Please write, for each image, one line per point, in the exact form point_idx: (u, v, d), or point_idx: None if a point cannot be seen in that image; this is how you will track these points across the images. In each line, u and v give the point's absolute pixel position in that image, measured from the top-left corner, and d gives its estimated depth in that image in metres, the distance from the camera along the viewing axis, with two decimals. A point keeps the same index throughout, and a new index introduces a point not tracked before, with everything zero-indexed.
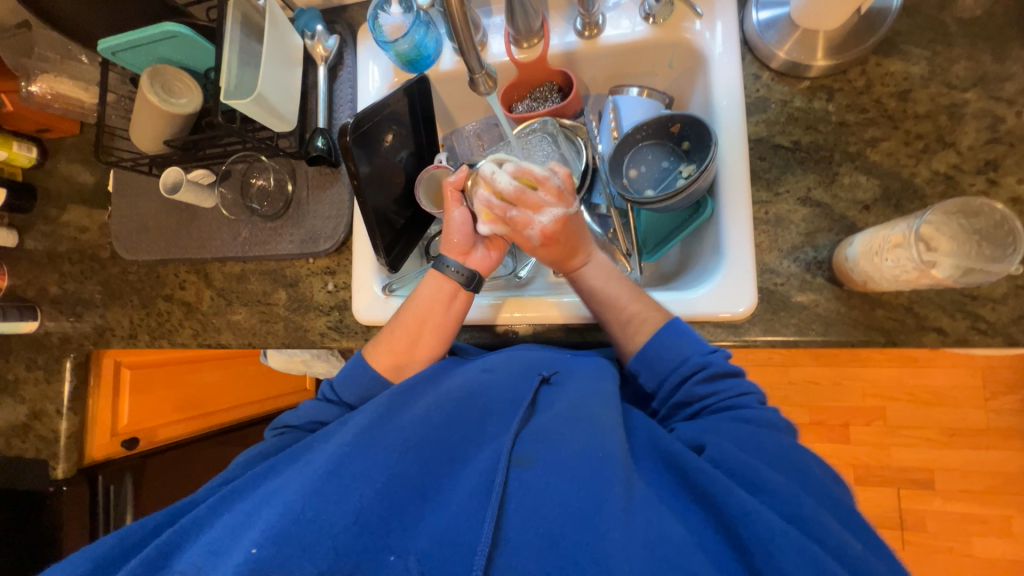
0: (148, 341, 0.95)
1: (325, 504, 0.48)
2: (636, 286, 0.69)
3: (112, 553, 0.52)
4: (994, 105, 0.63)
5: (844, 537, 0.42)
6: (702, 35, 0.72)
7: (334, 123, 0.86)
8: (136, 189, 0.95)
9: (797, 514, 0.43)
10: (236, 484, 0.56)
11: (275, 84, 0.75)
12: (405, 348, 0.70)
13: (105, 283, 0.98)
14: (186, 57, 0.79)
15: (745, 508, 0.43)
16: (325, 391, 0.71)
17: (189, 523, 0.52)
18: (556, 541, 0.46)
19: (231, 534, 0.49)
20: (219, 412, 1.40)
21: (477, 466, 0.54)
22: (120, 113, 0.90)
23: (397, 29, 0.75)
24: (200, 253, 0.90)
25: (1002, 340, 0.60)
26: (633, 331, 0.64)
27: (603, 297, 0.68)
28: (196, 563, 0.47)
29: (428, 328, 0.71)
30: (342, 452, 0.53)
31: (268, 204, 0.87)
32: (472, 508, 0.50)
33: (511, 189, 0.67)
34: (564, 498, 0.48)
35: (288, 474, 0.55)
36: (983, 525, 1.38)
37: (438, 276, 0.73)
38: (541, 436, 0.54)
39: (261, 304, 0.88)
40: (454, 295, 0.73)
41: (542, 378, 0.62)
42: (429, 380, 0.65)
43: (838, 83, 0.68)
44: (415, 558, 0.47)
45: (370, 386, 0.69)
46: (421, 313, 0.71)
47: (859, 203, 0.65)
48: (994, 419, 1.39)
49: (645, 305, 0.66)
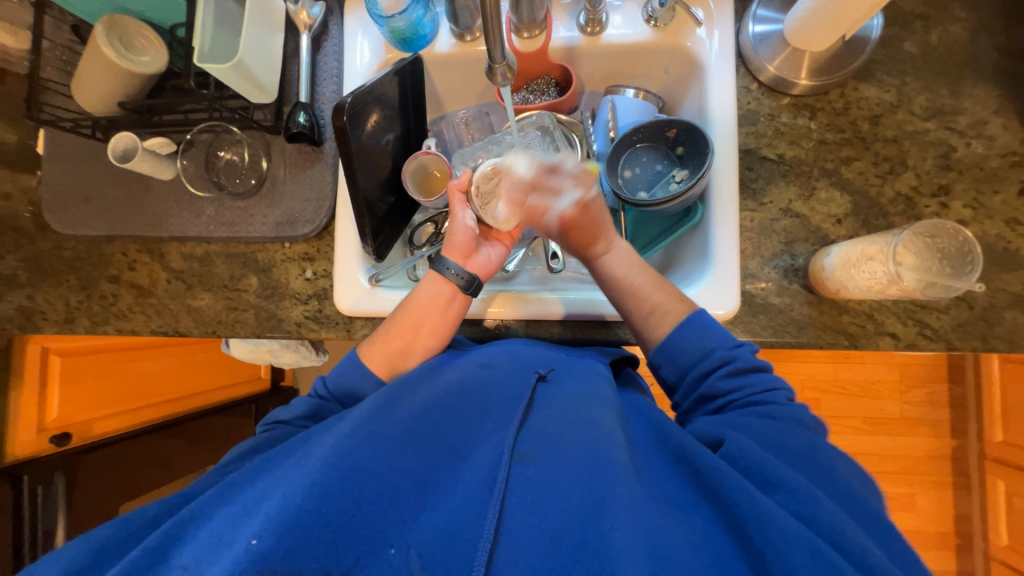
0: (87, 327, 0.85)
1: (324, 496, 0.47)
2: (659, 276, 0.70)
3: (97, 553, 0.48)
4: (948, 135, 0.70)
5: (865, 545, 0.43)
6: (701, 43, 0.74)
7: (316, 98, 0.79)
8: (74, 154, 0.83)
9: (813, 515, 0.45)
10: (232, 477, 0.52)
11: (256, 50, 0.68)
12: (402, 350, 0.69)
13: (33, 259, 0.86)
14: (148, 8, 0.70)
15: (760, 509, 0.45)
16: (318, 389, 0.69)
17: (178, 522, 0.48)
18: (558, 537, 0.47)
19: (230, 527, 0.46)
20: (167, 403, 1.28)
21: (477, 462, 0.54)
22: (57, 65, 0.78)
23: (394, 5, 0.72)
24: (154, 231, 0.81)
25: (943, 345, 0.67)
26: (655, 322, 0.66)
27: (626, 288, 0.69)
28: (194, 561, 0.44)
29: (425, 330, 0.70)
30: (340, 444, 0.51)
31: (239, 181, 0.80)
32: (472, 503, 0.49)
33: (532, 174, 0.76)
34: (567, 494, 0.49)
35: (284, 467, 0.52)
36: (893, 502, 1.57)
37: (435, 276, 0.71)
38: (541, 433, 0.55)
39: (228, 290, 0.81)
40: (453, 297, 0.71)
41: (539, 376, 0.63)
42: (425, 375, 0.64)
43: (819, 102, 0.73)
44: (416, 551, 0.46)
45: (363, 385, 0.67)
46: (420, 314, 0.69)
47: (833, 217, 0.70)
48: (907, 410, 1.57)
49: (668, 296, 0.67)
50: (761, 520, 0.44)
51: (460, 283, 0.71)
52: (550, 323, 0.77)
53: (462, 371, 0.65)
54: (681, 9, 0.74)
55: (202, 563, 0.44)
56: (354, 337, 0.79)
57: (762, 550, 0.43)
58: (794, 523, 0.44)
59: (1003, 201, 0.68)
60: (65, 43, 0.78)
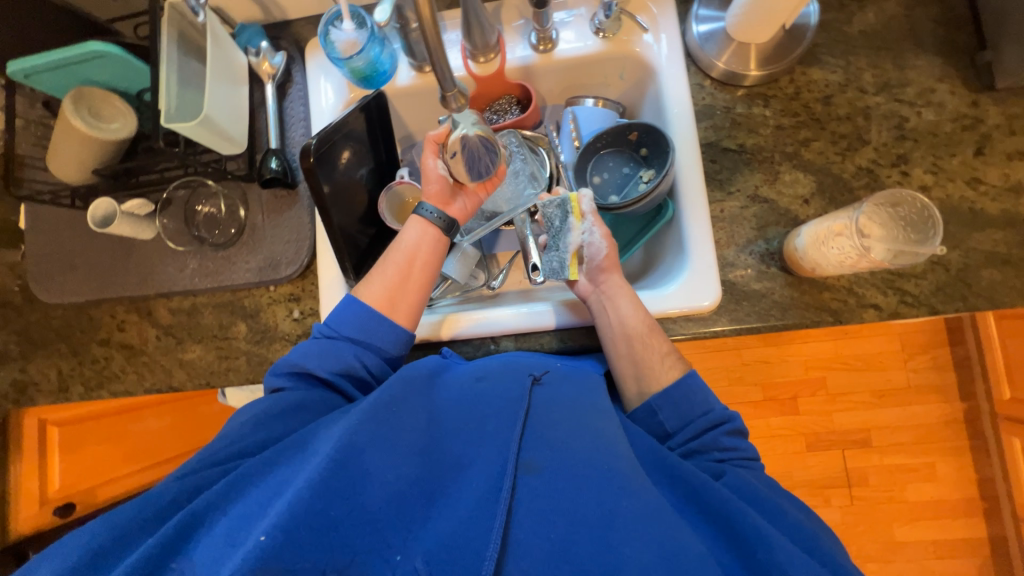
0: (82, 393, 0.84)
1: (334, 498, 0.45)
2: (653, 323, 0.69)
3: (106, 545, 0.45)
4: (899, 107, 0.72)
5: (837, 555, 0.52)
6: (650, 48, 0.77)
7: (286, 143, 0.82)
8: (56, 224, 0.85)
9: (805, 538, 0.53)
10: (237, 475, 0.49)
11: (221, 105, 0.70)
12: (400, 287, 0.69)
13: (23, 332, 0.87)
14: (114, 78, 0.72)
15: (762, 531, 0.49)
16: (323, 329, 0.66)
17: (189, 516, 0.45)
18: (567, 548, 0.47)
19: (242, 526, 0.44)
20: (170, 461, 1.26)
21: (481, 470, 0.53)
22: (32, 141, 0.80)
23: (351, 46, 0.73)
24: (140, 289, 0.82)
25: (926, 310, 0.68)
26: (647, 371, 0.66)
27: (622, 339, 0.68)
28: (210, 559, 0.42)
29: (419, 269, 0.71)
30: (349, 441, 0.49)
31: (219, 232, 0.81)
32: (477, 513, 0.49)
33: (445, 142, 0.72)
34: (575, 507, 0.49)
35: (291, 466, 0.50)
36: (914, 473, 1.55)
37: (423, 220, 0.73)
38: (547, 442, 0.55)
39: (218, 339, 0.82)
40: (440, 237, 0.73)
41: (534, 378, 0.62)
42: (426, 379, 0.62)
43: (771, 90, 0.75)
44: (422, 558, 0.45)
45: (368, 321, 0.66)
46: (414, 252, 0.72)
47: (800, 197, 0.72)
48: (914, 378, 1.57)
49: (660, 344, 0.67)
50: (764, 539, 0.49)
51: (443, 227, 0.74)
52: (539, 334, 0.77)
53: (460, 381, 0.64)
54: (627, 18, 0.77)
55: (217, 557, 0.42)
56: None
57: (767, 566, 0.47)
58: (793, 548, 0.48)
59: (961, 163, 0.70)
60: (39, 118, 0.80)
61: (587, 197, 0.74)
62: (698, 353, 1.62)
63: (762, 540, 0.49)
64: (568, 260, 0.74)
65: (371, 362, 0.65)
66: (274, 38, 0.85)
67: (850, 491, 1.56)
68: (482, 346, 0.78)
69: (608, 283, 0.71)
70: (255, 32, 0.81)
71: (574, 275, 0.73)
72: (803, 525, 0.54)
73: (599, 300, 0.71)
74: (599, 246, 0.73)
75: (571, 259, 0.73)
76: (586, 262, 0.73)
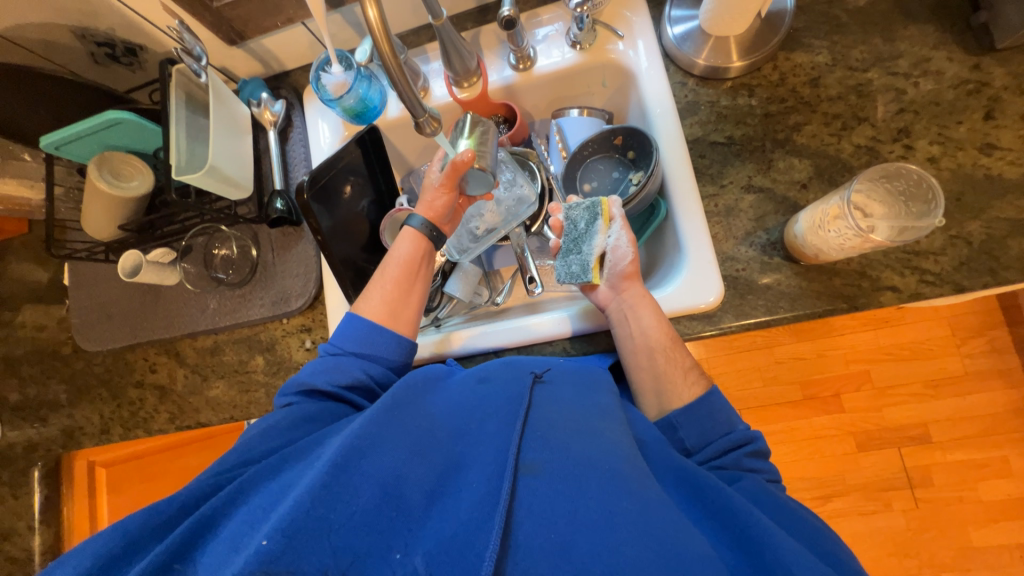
0: (122, 434, 0.90)
1: (335, 502, 0.45)
2: (674, 335, 0.68)
3: (115, 552, 0.46)
4: (894, 80, 0.69)
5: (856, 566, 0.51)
6: (627, 54, 0.78)
7: (290, 183, 0.87)
8: (94, 278, 0.93)
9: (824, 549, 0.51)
10: (244, 479, 0.51)
11: (225, 154, 0.76)
12: (399, 298, 0.72)
13: (70, 380, 0.94)
14: (133, 141, 0.79)
15: (768, 532, 0.47)
16: (329, 348, 0.70)
17: (197, 523, 0.46)
18: (569, 549, 0.45)
19: (246, 530, 0.45)
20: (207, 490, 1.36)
21: (483, 469, 0.52)
22: (70, 205, 0.88)
23: (341, 86, 0.78)
24: (168, 332, 0.88)
25: (951, 288, 0.63)
26: (669, 384, 0.65)
27: (644, 351, 0.67)
28: (214, 562, 0.43)
29: (413, 279, 0.74)
30: (349, 445, 0.49)
31: (233, 272, 0.86)
32: (476, 515, 0.48)
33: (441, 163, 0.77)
34: (576, 506, 0.48)
35: (296, 470, 0.51)
36: (983, 469, 1.41)
37: (413, 231, 0.76)
38: (548, 442, 0.53)
39: (239, 374, 0.86)
40: (428, 246, 0.77)
41: (535, 377, 0.61)
42: (428, 386, 0.63)
43: (755, 79, 0.74)
44: (422, 558, 0.45)
45: (371, 334, 0.69)
46: (406, 262, 0.75)
47: (797, 183, 0.70)
48: (970, 364, 1.44)
49: (680, 357, 0.66)
50: (771, 543, 0.46)
51: (427, 232, 0.76)
52: (542, 345, 0.77)
53: (461, 386, 0.64)
54: (602, 28, 0.79)
55: (221, 560, 0.43)
56: None
57: (770, 563, 0.45)
58: (802, 554, 0.46)
59: (970, 130, 0.66)
60: (75, 184, 0.89)
61: (617, 202, 0.74)
62: (727, 354, 1.56)
63: (765, 544, 0.47)
64: (591, 263, 0.73)
65: (376, 370, 0.68)
66: (275, 88, 0.91)
67: (913, 493, 1.43)
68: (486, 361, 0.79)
69: (630, 291, 0.70)
70: (257, 85, 0.87)
71: (595, 279, 0.73)
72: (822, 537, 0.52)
73: (620, 308, 0.70)
74: (624, 253, 0.72)
75: (593, 263, 0.73)
76: (610, 267, 0.72)
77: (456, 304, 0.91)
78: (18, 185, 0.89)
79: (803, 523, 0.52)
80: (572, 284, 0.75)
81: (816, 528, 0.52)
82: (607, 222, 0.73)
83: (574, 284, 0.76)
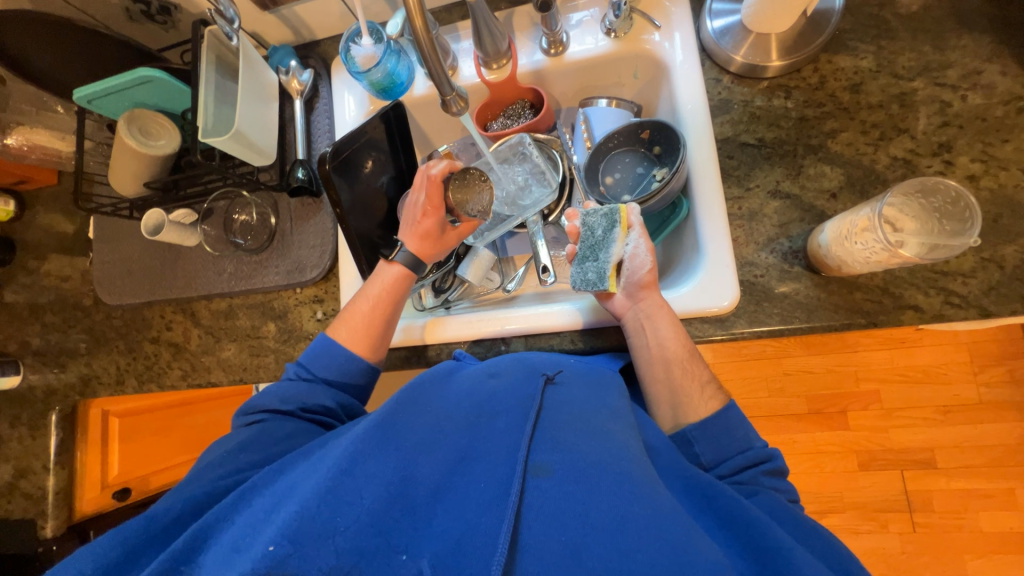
0: (136, 386, 0.93)
1: (340, 505, 0.44)
2: (691, 347, 0.67)
3: (117, 560, 0.47)
4: (940, 91, 0.66)
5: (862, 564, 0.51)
6: (662, 46, 0.76)
7: (313, 153, 0.87)
8: (118, 234, 0.95)
9: (838, 561, 0.51)
10: (251, 482, 0.52)
11: (252, 120, 0.77)
12: (366, 323, 0.73)
13: (89, 330, 0.97)
14: (163, 100, 0.80)
15: (784, 544, 0.47)
16: (300, 370, 0.71)
17: (198, 531, 0.47)
18: (580, 552, 0.44)
19: (251, 531, 0.45)
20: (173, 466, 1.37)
21: (491, 465, 0.51)
22: (99, 160, 0.90)
23: (369, 59, 0.77)
24: (185, 292, 0.90)
25: (977, 312, 0.61)
26: (685, 399, 0.65)
27: (660, 363, 0.67)
28: (218, 562, 0.43)
29: (389, 305, 0.74)
30: (355, 448, 0.49)
31: (251, 238, 0.87)
32: (485, 516, 0.46)
33: (446, 168, 0.75)
34: (586, 509, 0.47)
35: (301, 470, 0.51)
36: (988, 500, 1.39)
37: (399, 265, 0.76)
38: (557, 444, 0.52)
39: (251, 339, 0.88)
40: (410, 278, 0.76)
41: (547, 378, 0.61)
42: (437, 383, 0.63)
43: (793, 81, 0.71)
44: (428, 560, 0.43)
45: (346, 364, 0.70)
46: (387, 285, 0.75)
47: (827, 192, 0.68)
48: (986, 393, 1.41)
49: (697, 374, 0.66)
50: (786, 554, 0.46)
51: (411, 265, 0.76)
52: (550, 335, 0.77)
53: (471, 379, 0.64)
54: (639, 16, 0.77)
55: (224, 561, 0.43)
56: None
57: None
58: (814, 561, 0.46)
59: (1016, 149, 0.63)
60: (104, 140, 0.90)
61: (636, 210, 0.72)
62: (735, 361, 1.54)
63: (782, 559, 0.46)
64: (608, 271, 0.70)
65: (345, 400, 0.70)
66: (303, 57, 0.91)
67: (911, 516, 1.41)
68: (494, 346, 0.79)
69: (648, 300, 0.68)
70: (286, 52, 0.87)
71: (612, 288, 0.70)
72: (840, 549, 0.51)
73: (636, 317, 0.69)
74: (643, 261, 0.69)
75: (611, 271, 0.71)
76: (627, 276, 0.70)
77: (467, 287, 0.92)
78: (50, 136, 0.92)
79: (818, 538, 0.52)
80: (587, 291, 0.73)
81: (831, 541, 0.52)
82: (625, 230, 0.71)
83: (589, 292, 0.74)
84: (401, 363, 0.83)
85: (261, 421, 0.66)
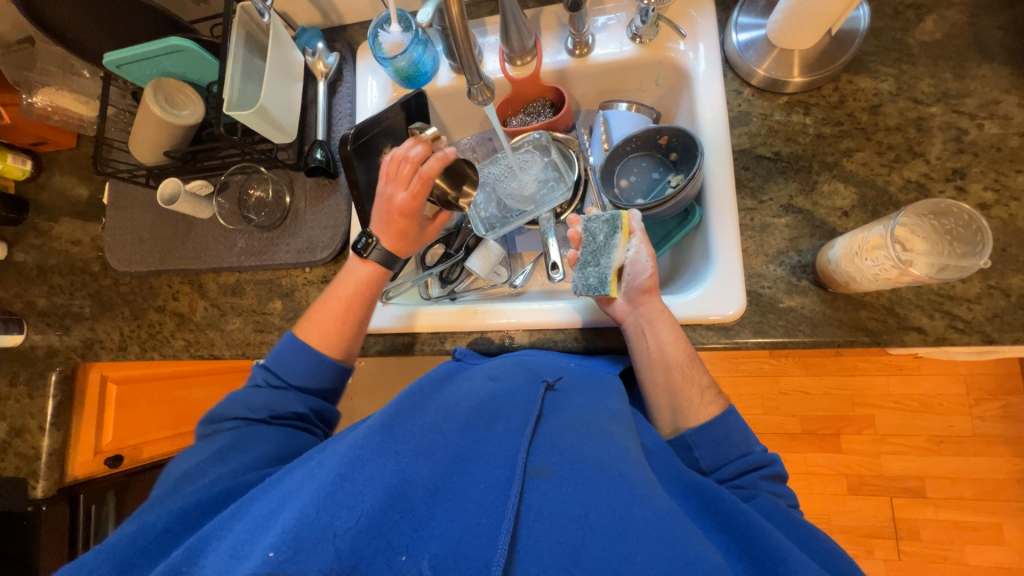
0: (137, 353, 0.93)
1: (339, 509, 0.44)
2: (692, 353, 0.67)
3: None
4: (957, 118, 0.67)
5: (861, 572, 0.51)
6: (686, 55, 0.77)
7: (333, 135, 0.88)
8: (132, 202, 0.95)
9: (833, 559, 0.51)
10: (246, 497, 0.51)
11: (277, 98, 0.78)
12: (335, 321, 0.72)
13: (95, 295, 0.97)
14: (190, 71, 0.81)
15: (779, 544, 0.47)
16: (269, 377, 0.70)
17: (194, 542, 0.47)
18: (579, 553, 0.44)
19: (250, 537, 0.45)
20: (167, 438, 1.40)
21: (490, 465, 0.51)
22: (120, 126, 0.91)
23: (396, 47, 0.77)
24: (194, 264, 0.90)
25: (980, 338, 0.62)
26: (687, 405, 0.65)
27: (660, 368, 0.67)
28: (218, 567, 0.43)
29: (360, 302, 0.73)
30: (355, 454, 0.49)
31: (264, 214, 0.88)
32: (485, 516, 0.47)
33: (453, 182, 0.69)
34: (585, 512, 0.47)
35: (299, 475, 0.51)
36: (974, 533, 1.39)
37: (373, 263, 0.73)
38: (555, 447, 0.53)
39: (256, 314, 0.88)
40: (385, 273, 0.74)
41: (547, 385, 0.62)
42: (436, 386, 0.64)
43: (813, 98, 0.72)
44: (429, 560, 0.43)
45: (318, 368, 0.70)
46: (362, 283, 0.73)
47: (839, 210, 0.69)
48: (980, 426, 1.41)
49: (697, 380, 0.66)
50: (782, 554, 0.46)
51: (387, 262, 0.74)
52: (553, 332, 0.78)
53: (470, 382, 0.65)
54: (665, 24, 0.78)
55: (226, 565, 0.42)
56: (368, 353, 0.84)
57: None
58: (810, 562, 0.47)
59: None
60: (127, 107, 0.91)
61: (637, 215, 0.72)
62: (731, 376, 1.54)
63: (777, 560, 0.46)
64: (610, 277, 0.70)
65: (315, 404, 0.70)
66: (330, 40, 0.92)
67: (897, 544, 1.41)
68: (498, 339, 0.80)
69: (647, 305, 0.69)
70: (314, 34, 0.88)
71: (613, 293, 0.70)
72: (836, 551, 0.52)
73: (637, 323, 0.69)
74: (643, 267, 0.70)
75: (612, 276, 0.70)
76: (627, 281, 0.70)
77: (473, 280, 0.93)
78: (74, 99, 0.93)
79: (812, 546, 0.53)
80: (588, 296, 0.72)
81: (828, 546, 0.52)
82: (626, 236, 0.71)
83: (589, 296, 0.73)
84: (403, 350, 0.83)
85: (232, 430, 0.65)
